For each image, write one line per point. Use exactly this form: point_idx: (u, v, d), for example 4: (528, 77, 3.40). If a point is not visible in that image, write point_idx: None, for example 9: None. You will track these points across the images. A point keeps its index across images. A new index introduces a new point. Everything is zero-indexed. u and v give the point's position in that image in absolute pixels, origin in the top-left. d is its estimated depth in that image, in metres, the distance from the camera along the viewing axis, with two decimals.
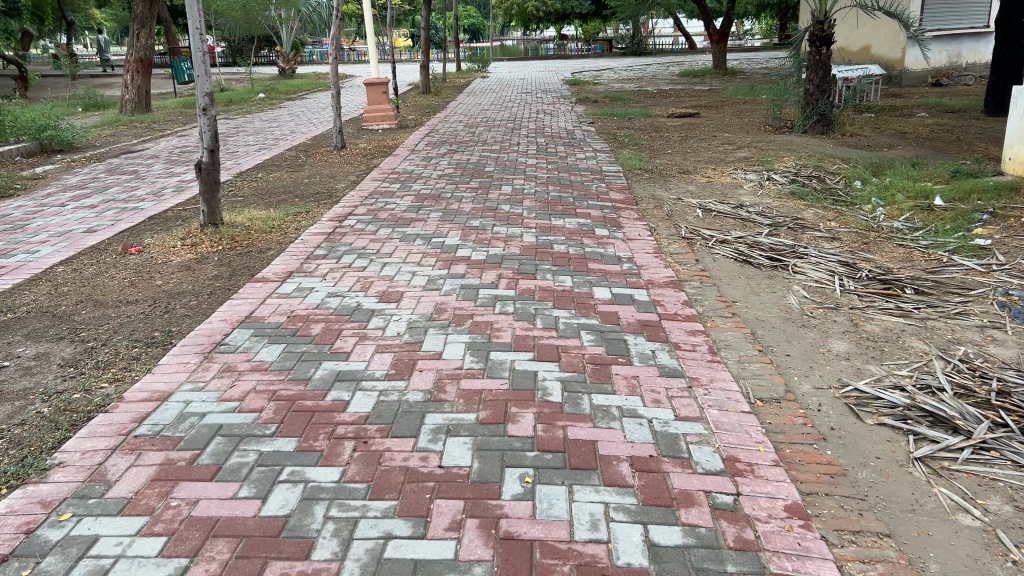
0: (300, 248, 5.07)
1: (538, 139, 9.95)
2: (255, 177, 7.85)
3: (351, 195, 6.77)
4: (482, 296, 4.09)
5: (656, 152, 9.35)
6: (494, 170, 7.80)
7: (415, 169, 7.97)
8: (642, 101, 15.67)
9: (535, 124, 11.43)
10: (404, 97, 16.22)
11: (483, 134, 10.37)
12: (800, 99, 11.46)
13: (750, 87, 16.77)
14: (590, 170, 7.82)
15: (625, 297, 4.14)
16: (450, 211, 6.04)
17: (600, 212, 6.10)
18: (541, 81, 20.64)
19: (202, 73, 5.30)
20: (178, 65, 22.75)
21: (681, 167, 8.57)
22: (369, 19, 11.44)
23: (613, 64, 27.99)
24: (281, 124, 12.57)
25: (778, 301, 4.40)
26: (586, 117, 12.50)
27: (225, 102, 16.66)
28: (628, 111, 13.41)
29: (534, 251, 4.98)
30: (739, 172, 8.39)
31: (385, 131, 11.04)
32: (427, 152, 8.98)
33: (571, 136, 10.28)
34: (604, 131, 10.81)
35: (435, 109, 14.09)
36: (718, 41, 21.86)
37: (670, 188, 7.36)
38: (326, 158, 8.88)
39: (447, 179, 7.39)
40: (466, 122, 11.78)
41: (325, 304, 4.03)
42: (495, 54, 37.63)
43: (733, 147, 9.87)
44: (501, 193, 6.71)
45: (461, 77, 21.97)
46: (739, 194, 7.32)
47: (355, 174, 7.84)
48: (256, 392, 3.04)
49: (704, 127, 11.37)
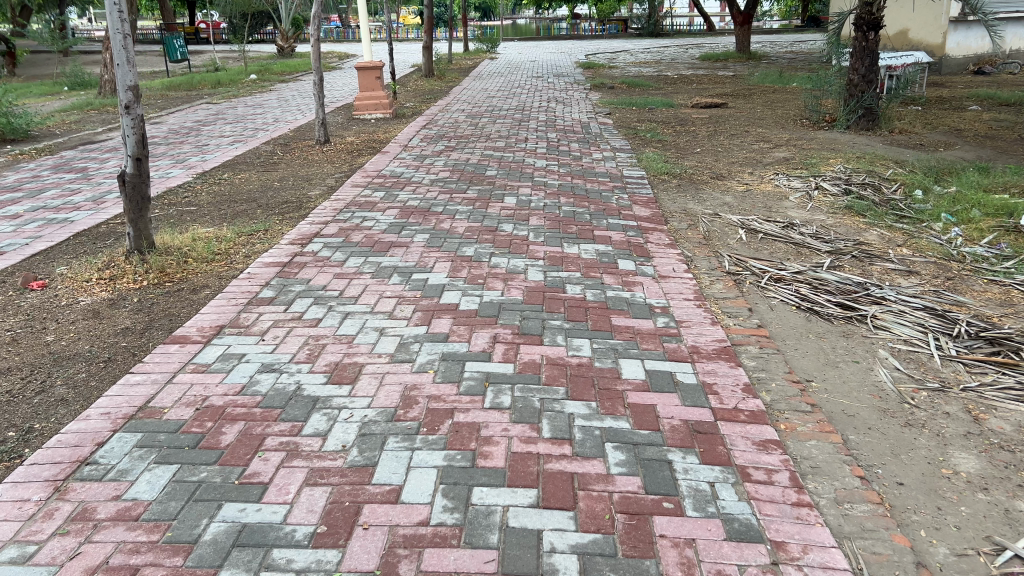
0: (242, 288, 4.00)
1: (548, 133, 8.84)
2: (219, 181, 6.78)
3: (324, 206, 5.70)
4: (469, 375, 2.99)
5: (682, 151, 8.22)
6: (496, 175, 6.69)
7: (404, 171, 6.87)
8: (661, 88, 14.47)
9: (545, 115, 10.31)
10: (404, 81, 15.11)
11: (487, 127, 9.24)
12: (842, 90, 10.27)
13: (778, 74, 15.53)
14: (608, 176, 6.71)
15: (664, 379, 3.03)
16: (439, 233, 4.94)
17: (622, 236, 5.00)
18: (551, 64, 19.43)
19: (123, 62, 4.19)
20: (171, 43, 21.65)
21: (713, 171, 7.43)
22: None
23: (629, 45, 26.77)
24: (266, 111, 11.48)
25: (866, 380, 3.29)
26: (601, 107, 11.34)
27: (214, 84, 15.61)
28: (647, 100, 12.23)
29: (541, 296, 3.88)
30: (780, 178, 7.27)
31: (379, 122, 9.94)
32: (422, 149, 7.89)
33: (585, 130, 9.18)
34: (622, 124, 9.68)
35: (437, 96, 12.97)
36: (742, 23, 20.55)
37: (703, 200, 6.24)
38: (306, 155, 7.81)
39: (440, 186, 6.29)
40: (469, 111, 10.67)
41: (252, 386, 2.95)
42: (505, 33, 36.44)
43: (769, 146, 8.73)
44: (503, 207, 5.61)
45: (467, 59, 20.77)
46: (784, 209, 6.19)
47: (334, 177, 6.75)
48: (106, 572, 1.98)
49: (734, 120, 10.20)
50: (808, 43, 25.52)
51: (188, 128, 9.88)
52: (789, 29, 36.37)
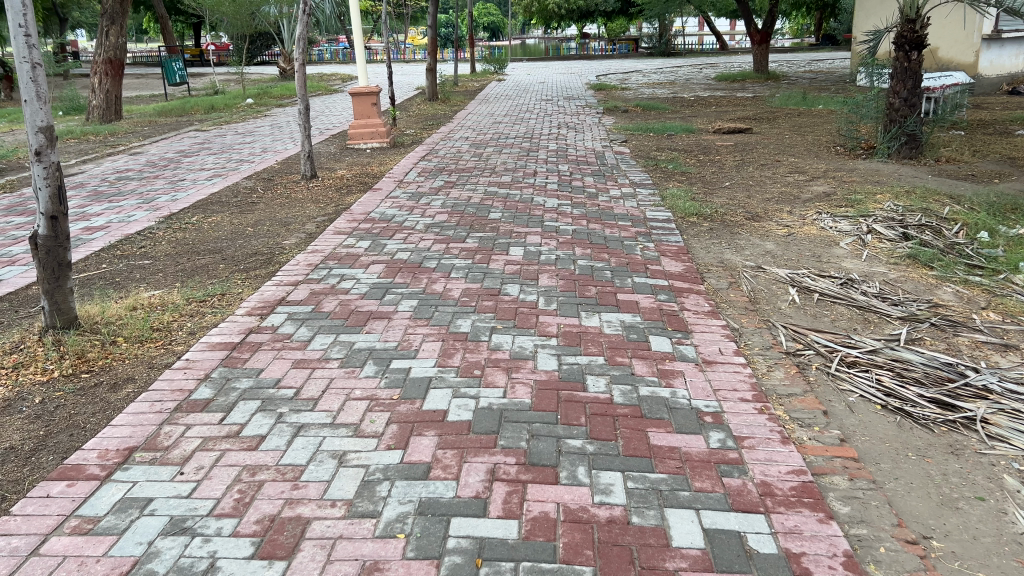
0: (174, 385, 3.14)
1: (559, 165, 8.01)
2: (184, 226, 5.96)
3: (299, 260, 4.85)
4: (455, 544, 2.12)
5: (710, 185, 7.36)
6: (499, 218, 5.83)
7: (396, 213, 6.02)
8: (678, 111, 13.65)
9: (556, 143, 9.48)
10: (407, 106, 14.35)
11: (492, 158, 8.40)
12: (880, 115, 9.40)
13: (802, 96, 14.69)
14: (630, 218, 5.85)
15: (732, 549, 2.15)
16: (430, 298, 4.09)
17: (652, 302, 4.13)
18: (561, 85, 18.63)
19: (32, 97, 3.35)
20: (169, 65, 21.00)
21: (747, 210, 6.56)
22: (355, 14, 9.44)
23: (641, 65, 26.00)
24: (257, 139, 10.71)
25: (1003, 531, 2.39)
26: (616, 133, 10.51)
27: (207, 109, 14.88)
28: (665, 125, 11.40)
29: (555, 396, 3.00)
30: (825, 218, 6.40)
31: (375, 152, 9.13)
32: (418, 185, 7.05)
33: (601, 161, 8.34)
34: (640, 154, 8.83)
35: (440, 121, 12.19)
36: (760, 42, 19.73)
37: (741, 249, 5.37)
38: (290, 194, 7.00)
39: (434, 232, 5.45)
40: (474, 139, 9.87)
41: (147, 561, 2.09)
42: (514, 54, 35.86)
43: (805, 179, 7.86)
44: (508, 262, 4.75)
45: (474, 81, 20.02)
46: (836, 260, 5.30)
47: (315, 220, 5.92)
48: None
49: (762, 149, 9.34)
50: (827, 62, 24.66)
51: (167, 160, 9.11)
52: (803, 47, 35.54)
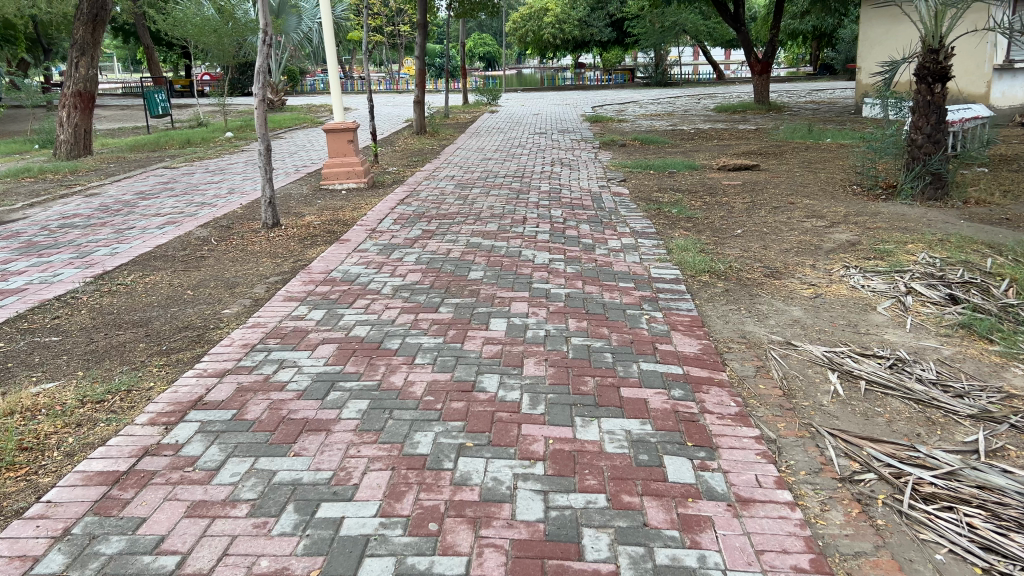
0: (15, 549, 2.29)
1: (552, 210, 7.22)
2: (115, 288, 5.13)
3: (233, 338, 4.01)
4: None
5: (720, 234, 6.56)
6: (480, 278, 5.01)
7: (361, 271, 5.20)
8: (678, 145, 12.94)
9: (548, 183, 8.71)
10: (393, 140, 13.63)
11: (477, 201, 7.60)
12: (901, 151, 8.64)
13: (808, 129, 13.99)
14: (631, 278, 5.03)
15: None
16: (386, 397, 3.25)
17: (664, 400, 3.29)
18: (555, 117, 17.94)
19: None
20: (151, 97, 20.32)
21: (765, 265, 5.75)
22: (329, 43, 8.64)
23: (638, 96, 25.41)
24: (227, 177, 9.93)
25: None
26: (613, 170, 9.74)
27: (183, 143, 14.12)
28: (666, 161, 10.64)
29: (539, 570, 2.16)
30: (854, 274, 5.58)
31: (350, 193, 8.33)
32: (392, 235, 6.24)
33: (598, 204, 7.56)
34: (641, 196, 8.06)
35: (426, 157, 11.44)
36: (760, 72, 19.08)
37: (763, 319, 4.55)
38: (247, 245, 6.19)
39: (402, 297, 4.63)
40: (460, 178, 9.10)
41: None
42: (509, 84, 35.39)
43: (824, 225, 7.08)
44: (487, 341, 3.91)
45: (465, 113, 19.32)
46: (877, 332, 4.48)
47: (266, 281, 5.10)
48: None
49: (773, 189, 8.58)
50: (827, 92, 24.11)
51: (123, 203, 8.31)
52: (801, 77, 35.11)
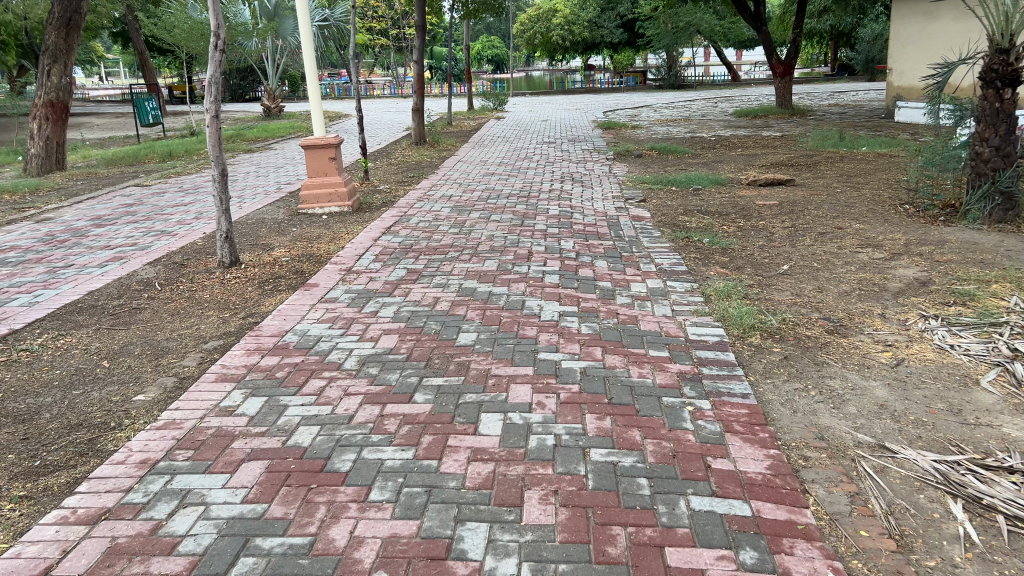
0: None
1: (562, 240, 6.15)
2: (15, 354, 4.11)
3: (131, 449, 2.96)
4: None
5: (763, 273, 5.48)
6: (470, 342, 3.95)
7: (323, 331, 4.16)
8: (699, 155, 11.85)
9: (558, 204, 7.65)
10: (391, 152, 12.61)
11: (476, 229, 6.56)
12: (962, 165, 7.50)
13: (840, 137, 12.87)
14: (663, 342, 3.96)
15: None
16: (316, 572, 2.21)
17: (729, 573, 2.23)
18: (565, 123, 16.85)
19: None
20: (141, 105, 19.36)
21: (825, 317, 4.67)
22: (306, 48, 7.59)
23: (650, 99, 24.33)
24: (199, 198, 8.91)
25: None
26: (631, 188, 8.68)
27: (164, 157, 13.12)
28: (689, 175, 9.56)
29: None
30: (938, 329, 4.48)
31: (331, 218, 7.28)
32: (369, 277, 5.18)
33: (616, 233, 6.49)
34: (664, 221, 7.01)
35: (424, 172, 10.39)
36: (782, 74, 17.98)
37: (840, 405, 3.46)
38: (195, 291, 5.16)
39: (368, 374, 3.58)
40: (459, 199, 8.05)
41: None
42: (518, 88, 34.36)
43: (883, 258, 5.99)
44: (475, 454, 2.85)
45: (469, 119, 18.29)
46: (991, 422, 3.37)
47: (203, 348, 4.06)
48: None
49: (815, 210, 7.50)
50: (849, 94, 22.97)
51: (73, 231, 7.31)
52: (819, 78, 33.97)
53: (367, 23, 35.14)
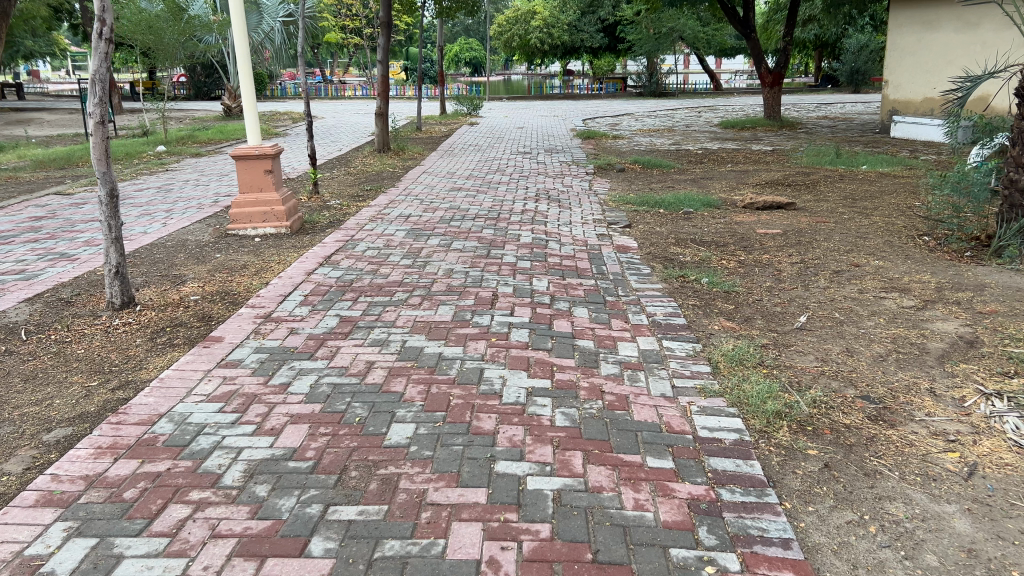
0: None
1: (534, 278, 5.13)
2: None
3: None
4: None
5: (777, 328, 4.50)
6: (403, 438, 2.91)
7: (209, 419, 3.10)
8: (687, 171, 10.93)
9: (530, 229, 6.63)
10: (352, 160, 11.56)
11: (432, 261, 5.53)
12: (993, 192, 6.57)
13: (836, 154, 12.01)
14: (665, 443, 2.95)
15: None
16: None
17: None
18: (543, 132, 15.89)
19: None
20: (90, 101, 18.08)
21: (862, 395, 3.69)
22: (239, 44, 6.53)
23: (632, 108, 23.48)
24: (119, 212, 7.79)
25: None
26: (614, 209, 7.70)
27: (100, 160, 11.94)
28: (677, 196, 8.61)
29: None
30: (1011, 416, 3.50)
31: (265, 242, 6.22)
32: (291, 329, 4.13)
33: (599, 269, 5.49)
34: (652, 253, 6.04)
35: (383, 184, 9.34)
36: (771, 84, 17.14)
37: (915, 553, 2.46)
38: (65, 343, 4.06)
39: (252, 500, 2.54)
40: (418, 220, 7.01)
41: None
42: (496, 92, 33.39)
43: (914, 306, 5.05)
44: None
45: (441, 125, 17.27)
46: None
47: (42, 442, 2.98)
48: None
49: (823, 242, 6.58)
50: (836, 107, 22.30)
51: None
52: (803, 88, 33.38)
53: (340, 21, 33.98)
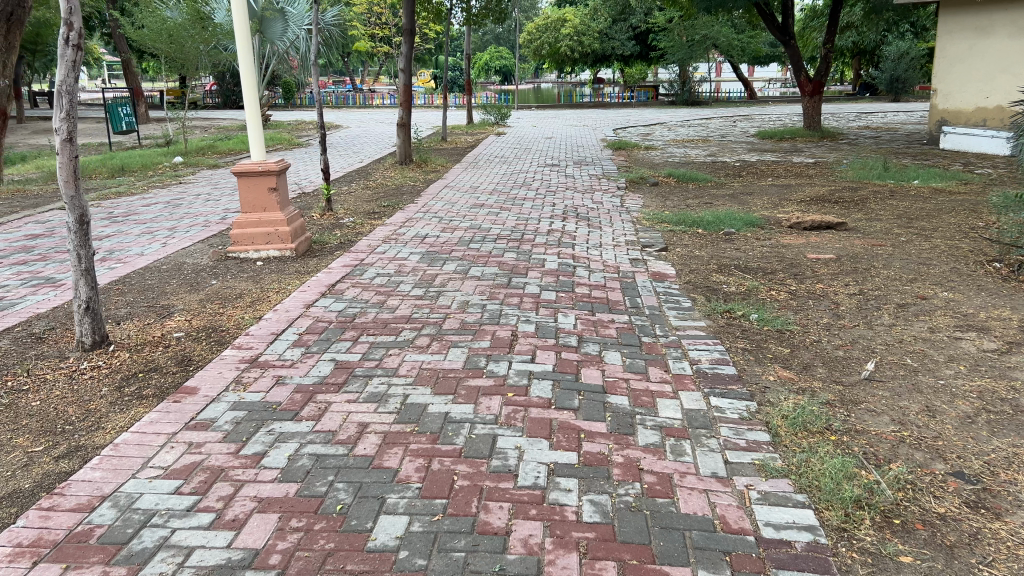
0: None
1: (559, 314, 4.54)
2: None
3: None
4: None
5: (842, 379, 3.86)
6: (391, 539, 2.34)
7: (161, 503, 2.55)
8: (726, 186, 10.28)
9: (557, 253, 6.05)
10: (372, 172, 11.08)
11: (447, 291, 4.96)
12: None
13: (884, 167, 11.29)
14: (720, 549, 2.36)
15: None
16: None
17: None
18: (572, 142, 15.31)
19: None
20: (114, 110, 17.84)
21: (955, 472, 3.03)
22: (241, 48, 6.00)
23: (664, 117, 22.82)
24: (119, 230, 7.32)
25: None
26: (649, 230, 7.10)
27: (115, 172, 11.58)
28: (716, 214, 7.97)
29: None
30: None
31: (267, 267, 5.71)
32: (278, 379, 3.57)
33: (633, 301, 4.89)
34: (692, 282, 5.41)
35: (402, 199, 8.82)
36: (811, 92, 16.40)
37: None
38: (20, 392, 3.54)
39: None
40: (435, 241, 6.46)
41: None
42: (525, 100, 32.90)
43: (998, 350, 4.38)
44: None
45: (466, 135, 16.75)
46: None
47: None
48: None
49: (883, 269, 5.90)
50: (878, 117, 21.43)
51: None
52: (841, 97, 32.45)
53: (369, 29, 33.75)
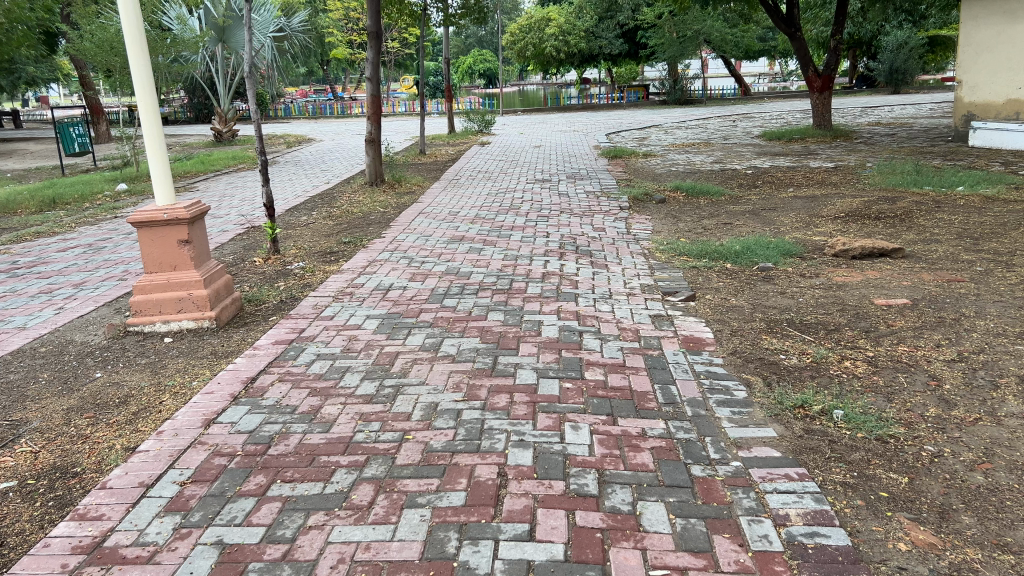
0: None
1: (566, 425, 3.16)
2: None
3: None
4: None
5: (1007, 539, 2.50)
6: None
7: None
8: (743, 200, 8.94)
9: (556, 311, 4.66)
10: (338, 195, 9.72)
11: (408, 386, 3.58)
12: None
13: (917, 171, 9.99)
14: None
15: None
16: None
17: None
18: (563, 151, 13.97)
19: None
20: (65, 132, 16.38)
21: None
22: (133, 56, 4.46)
23: (659, 118, 21.49)
24: (13, 289, 5.88)
25: None
26: (667, 268, 5.73)
27: (43, 206, 10.15)
28: (743, 240, 6.61)
29: None
30: None
31: (175, 347, 4.33)
32: None
33: (668, 393, 3.51)
34: (740, 353, 4.05)
35: (367, 232, 7.44)
36: (821, 88, 15.07)
37: None
38: None
39: None
40: (399, 296, 5.07)
41: None
42: (510, 105, 31.61)
43: None
44: None
45: (447, 145, 15.39)
46: None
47: None
48: None
49: (977, 320, 4.55)
50: (886, 112, 20.17)
51: None
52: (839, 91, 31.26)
53: (346, 36, 32.36)
